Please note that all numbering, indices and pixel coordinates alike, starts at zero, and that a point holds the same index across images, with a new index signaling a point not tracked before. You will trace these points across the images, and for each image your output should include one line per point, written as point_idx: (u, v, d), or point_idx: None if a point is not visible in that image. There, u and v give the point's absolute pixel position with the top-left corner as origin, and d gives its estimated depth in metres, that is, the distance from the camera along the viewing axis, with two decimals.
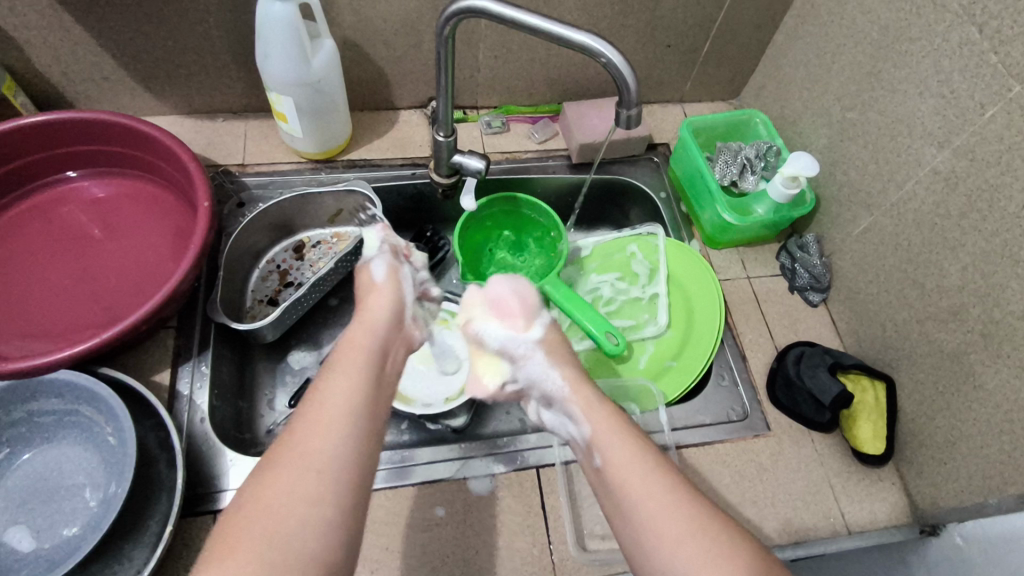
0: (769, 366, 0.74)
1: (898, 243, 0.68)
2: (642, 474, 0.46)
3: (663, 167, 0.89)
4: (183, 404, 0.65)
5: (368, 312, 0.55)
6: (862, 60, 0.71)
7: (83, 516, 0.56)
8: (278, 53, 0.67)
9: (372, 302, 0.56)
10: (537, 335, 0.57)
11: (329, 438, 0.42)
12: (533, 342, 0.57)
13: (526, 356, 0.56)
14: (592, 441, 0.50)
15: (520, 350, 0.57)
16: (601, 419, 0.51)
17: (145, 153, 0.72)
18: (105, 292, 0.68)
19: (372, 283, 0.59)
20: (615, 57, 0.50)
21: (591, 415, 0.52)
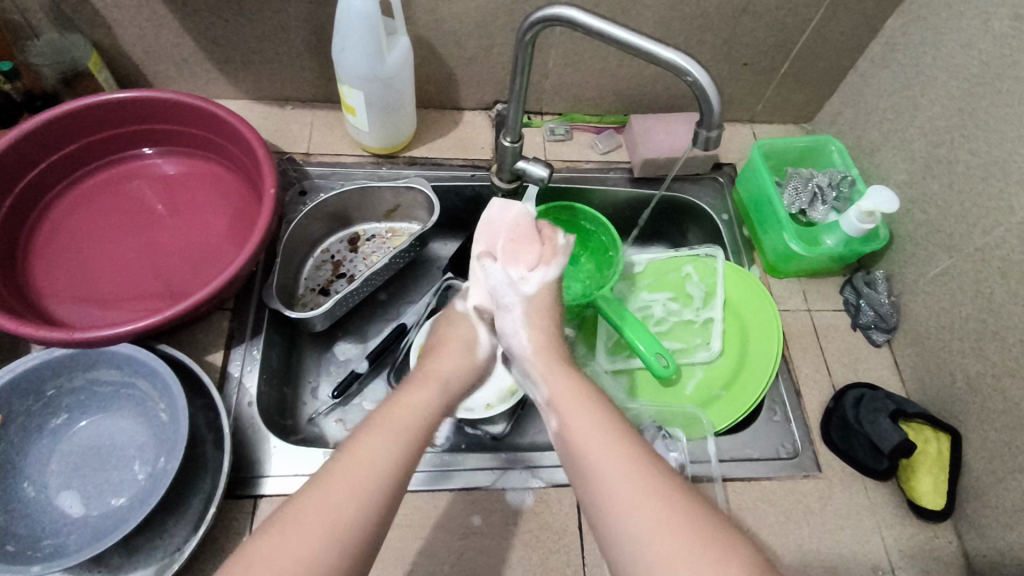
0: (825, 405, 0.71)
1: (978, 290, 0.65)
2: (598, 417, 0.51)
3: (727, 188, 0.87)
4: (232, 386, 0.66)
5: (440, 374, 0.58)
6: (956, 94, 0.67)
7: (130, 487, 0.57)
8: (355, 49, 0.67)
9: (444, 367, 0.60)
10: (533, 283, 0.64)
11: (378, 473, 0.46)
12: (520, 295, 0.64)
13: (508, 310, 0.64)
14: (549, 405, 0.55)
15: (507, 299, 0.64)
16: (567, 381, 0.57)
17: (217, 136, 0.73)
18: (167, 268, 0.70)
19: (474, 344, 0.64)
20: (703, 78, 0.49)
21: (551, 378, 0.57)
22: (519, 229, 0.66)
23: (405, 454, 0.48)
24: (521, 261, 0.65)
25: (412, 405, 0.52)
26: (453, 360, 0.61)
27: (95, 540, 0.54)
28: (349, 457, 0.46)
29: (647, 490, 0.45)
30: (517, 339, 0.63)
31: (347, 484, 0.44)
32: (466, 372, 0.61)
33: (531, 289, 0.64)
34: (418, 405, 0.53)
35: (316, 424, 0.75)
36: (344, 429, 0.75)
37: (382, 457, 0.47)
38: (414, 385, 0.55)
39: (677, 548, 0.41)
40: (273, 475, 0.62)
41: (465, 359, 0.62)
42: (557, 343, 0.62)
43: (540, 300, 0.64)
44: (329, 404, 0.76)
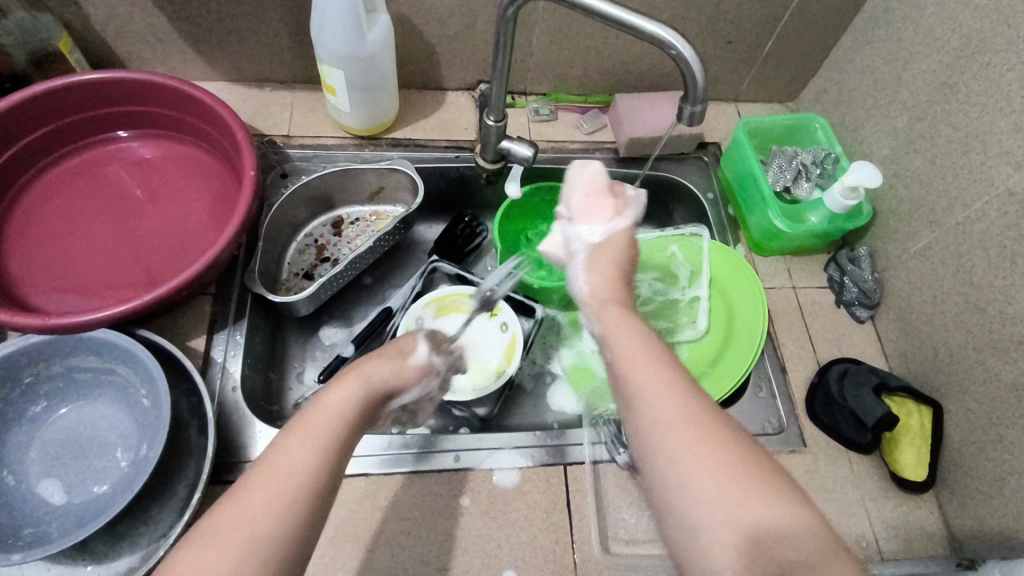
0: (809, 381, 0.72)
1: (959, 265, 0.65)
2: (631, 341, 0.46)
3: (712, 167, 0.87)
4: (216, 371, 0.65)
5: (369, 374, 0.47)
6: (938, 69, 0.67)
7: (113, 475, 0.57)
8: (334, 27, 0.66)
9: (376, 369, 0.48)
10: (596, 239, 0.56)
11: (291, 483, 0.39)
12: (588, 243, 0.56)
13: (575, 257, 0.56)
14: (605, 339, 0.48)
15: (574, 248, 0.57)
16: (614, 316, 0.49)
17: (194, 119, 0.72)
18: (146, 253, 0.68)
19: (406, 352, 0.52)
20: (686, 51, 0.49)
21: (603, 316, 0.50)
22: (584, 193, 0.59)
23: (321, 469, 0.40)
24: (597, 215, 0.57)
25: (330, 407, 0.44)
26: (387, 364, 0.49)
27: (78, 528, 0.53)
28: (272, 464, 0.39)
29: (693, 412, 0.41)
30: (577, 284, 0.54)
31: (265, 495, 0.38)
32: (397, 380, 0.49)
33: (598, 241, 0.56)
34: (341, 407, 0.44)
35: (302, 409, 0.74)
36: None
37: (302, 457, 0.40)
38: (337, 381, 0.46)
39: (715, 476, 0.38)
40: (260, 460, 0.61)
41: (396, 366, 0.50)
42: (625, 290, 0.53)
43: (603, 248, 0.55)
44: (314, 389, 0.75)
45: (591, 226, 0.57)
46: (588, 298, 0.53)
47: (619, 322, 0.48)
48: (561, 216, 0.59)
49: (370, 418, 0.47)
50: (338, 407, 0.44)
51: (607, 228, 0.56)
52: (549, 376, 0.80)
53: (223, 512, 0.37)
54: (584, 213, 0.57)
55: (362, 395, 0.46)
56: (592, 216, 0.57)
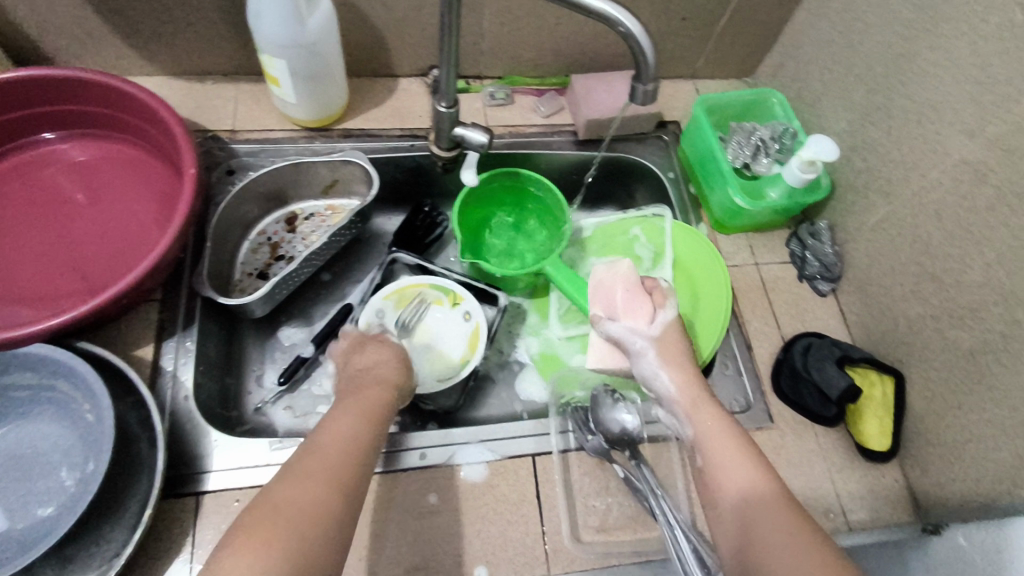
0: (774, 357, 0.72)
1: (916, 235, 0.66)
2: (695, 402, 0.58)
3: (672, 146, 0.86)
4: (166, 381, 0.62)
5: (365, 407, 0.51)
6: (891, 40, 0.67)
7: (58, 496, 0.54)
8: (272, 14, 0.63)
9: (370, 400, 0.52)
10: (652, 333, 0.62)
11: (356, 446, 0.47)
12: (648, 338, 0.62)
13: (641, 354, 0.61)
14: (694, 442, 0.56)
15: (637, 345, 0.62)
16: (704, 419, 0.56)
17: (129, 116, 0.68)
18: (85, 261, 0.65)
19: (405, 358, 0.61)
20: (635, 28, 0.47)
21: (695, 417, 0.57)
22: (615, 294, 0.65)
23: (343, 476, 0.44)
24: (639, 314, 0.63)
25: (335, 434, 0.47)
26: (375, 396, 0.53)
27: (22, 554, 0.51)
28: (334, 431, 0.48)
29: (738, 447, 0.53)
30: (659, 382, 0.60)
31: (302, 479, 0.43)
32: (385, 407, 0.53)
33: (653, 331, 0.62)
34: (343, 434, 0.47)
35: (263, 414, 0.72)
36: (293, 416, 0.72)
37: (332, 459, 0.45)
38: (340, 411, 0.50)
39: (728, 459, 0.53)
40: (216, 470, 0.59)
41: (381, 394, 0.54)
42: (701, 378, 0.60)
43: (669, 343, 0.62)
44: (275, 392, 0.73)
45: (637, 322, 0.63)
46: (677, 396, 0.59)
47: (714, 424, 0.55)
48: (600, 318, 0.65)
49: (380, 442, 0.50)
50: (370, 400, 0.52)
51: (664, 321, 0.63)
52: (516, 365, 0.79)
53: (282, 491, 0.42)
54: (629, 314, 0.63)
55: (364, 423, 0.49)
56: (614, 305, 0.65)
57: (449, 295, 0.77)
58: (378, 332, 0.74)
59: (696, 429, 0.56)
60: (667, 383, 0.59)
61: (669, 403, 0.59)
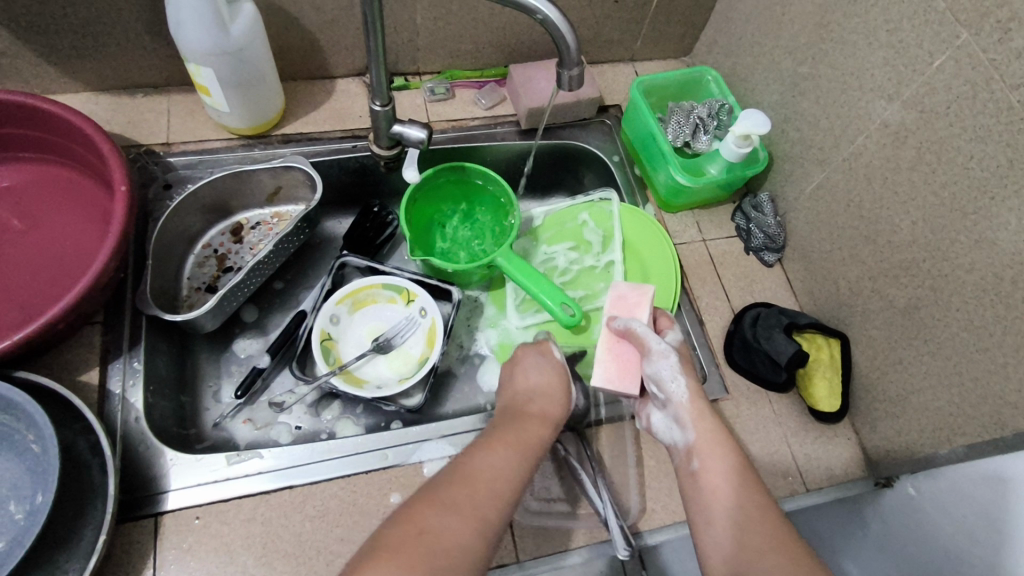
0: (726, 329, 0.74)
1: (850, 200, 0.68)
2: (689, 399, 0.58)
3: (615, 130, 0.86)
4: (115, 404, 0.61)
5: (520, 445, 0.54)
6: (812, 12, 0.69)
7: (10, 529, 0.53)
8: (193, 22, 0.61)
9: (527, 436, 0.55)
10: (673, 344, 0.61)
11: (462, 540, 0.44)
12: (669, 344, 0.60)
13: (663, 355, 0.59)
14: (693, 448, 0.56)
15: (658, 347, 0.59)
16: (705, 427, 0.56)
17: (52, 136, 0.65)
18: (20, 288, 0.62)
19: (537, 373, 0.62)
20: (552, 14, 0.48)
21: (698, 424, 0.57)
22: (636, 296, 0.64)
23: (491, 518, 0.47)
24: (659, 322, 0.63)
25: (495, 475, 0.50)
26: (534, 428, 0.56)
27: None
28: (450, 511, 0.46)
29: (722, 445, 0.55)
30: (669, 386, 0.58)
31: (436, 515, 0.45)
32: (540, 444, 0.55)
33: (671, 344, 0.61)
34: (501, 476, 0.50)
35: (222, 429, 0.71)
36: (254, 428, 0.72)
37: (481, 493, 0.48)
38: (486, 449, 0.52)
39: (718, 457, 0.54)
40: (174, 489, 0.58)
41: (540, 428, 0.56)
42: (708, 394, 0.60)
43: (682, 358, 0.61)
44: (233, 405, 0.72)
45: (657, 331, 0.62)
46: (686, 400, 0.58)
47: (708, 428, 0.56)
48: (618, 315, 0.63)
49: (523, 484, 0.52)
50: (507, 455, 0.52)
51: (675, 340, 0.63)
52: (476, 358, 0.80)
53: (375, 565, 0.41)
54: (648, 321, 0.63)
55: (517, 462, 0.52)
56: (634, 309, 0.64)
57: (402, 293, 0.79)
58: (334, 336, 0.76)
59: (698, 433, 0.56)
60: (682, 387, 0.58)
61: (677, 407, 0.58)
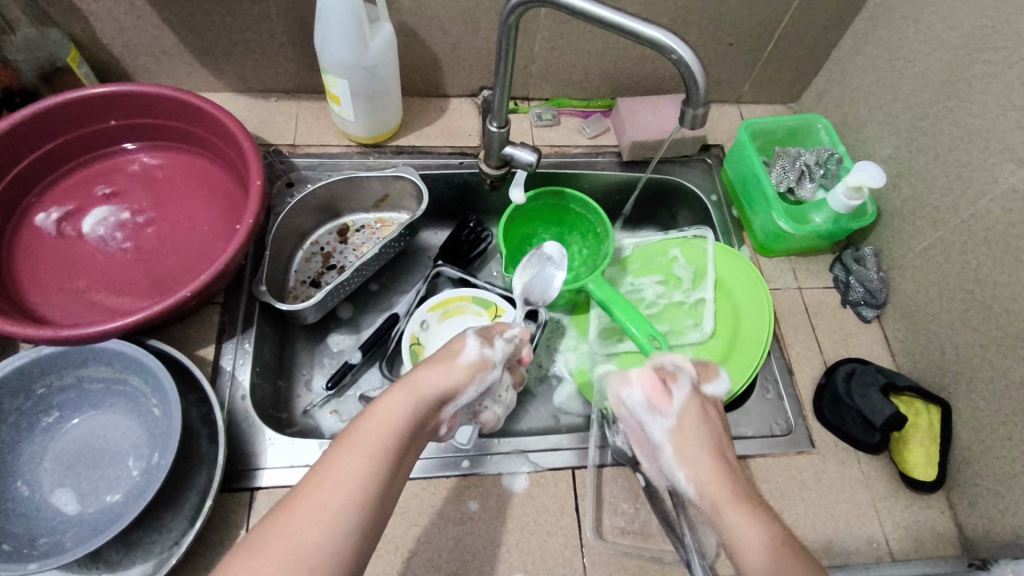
0: (817, 381, 0.72)
1: (965, 263, 0.65)
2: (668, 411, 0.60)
3: (716, 169, 0.86)
4: (225, 380, 0.65)
5: (417, 385, 0.52)
6: (939, 68, 0.68)
7: (126, 484, 0.57)
8: (338, 37, 0.66)
9: (425, 378, 0.53)
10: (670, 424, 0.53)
11: (322, 535, 0.41)
12: (668, 426, 0.53)
13: (658, 418, 0.54)
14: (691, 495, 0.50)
15: (656, 433, 0.54)
16: (701, 470, 0.50)
17: (197, 128, 0.71)
18: (155, 264, 0.68)
19: (457, 355, 0.57)
20: (686, 54, 0.49)
21: (690, 465, 0.50)
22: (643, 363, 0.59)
23: (379, 467, 0.45)
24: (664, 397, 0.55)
25: (386, 418, 0.48)
26: (441, 374, 0.54)
27: (92, 537, 0.54)
28: (309, 499, 0.42)
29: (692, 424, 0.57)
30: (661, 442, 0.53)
31: (314, 508, 0.42)
32: (447, 388, 0.54)
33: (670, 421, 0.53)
34: (393, 419, 0.48)
35: (311, 417, 0.75)
36: (339, 420, 0.75)
37: (342, 487, 0.43)
38: (385, 393, 0.50)
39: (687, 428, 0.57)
40: (269, 468, 0.61)
41: (447, 372, 0.55)
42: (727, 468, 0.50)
43: (688, 433, 0.52)
44: (323, 396, 0.76)
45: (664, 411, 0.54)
46: (672, 438, 0.53)
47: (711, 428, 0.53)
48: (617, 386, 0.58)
49: (422, 426, 0.52)
50: (383, 417, 0.48)
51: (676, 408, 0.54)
52: (555, 379, 0.81)
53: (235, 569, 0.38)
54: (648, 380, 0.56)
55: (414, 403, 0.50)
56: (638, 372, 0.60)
57: (489, 308, 0.81)
58: (423, 341, 0.78)
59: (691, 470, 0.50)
60: (663, 430, 0.53)
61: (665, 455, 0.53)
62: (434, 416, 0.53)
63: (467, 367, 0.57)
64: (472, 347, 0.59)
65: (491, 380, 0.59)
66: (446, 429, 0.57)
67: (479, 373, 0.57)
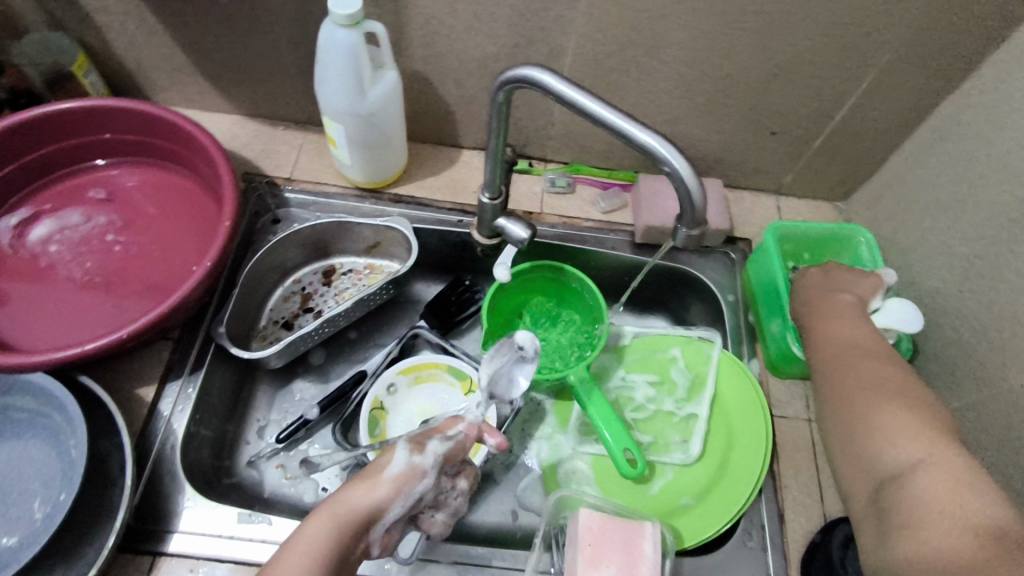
0: (810, 537, 0.61)
1: (1006, 438, 0.55)
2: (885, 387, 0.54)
3: (739, 266, 0.78)
4: (159, 426, 0.61)
5: (338, 509, 0.47)
6: (1007, 202, 0.58)
7: (24, 527, 0.54)
8: (335, 82, 0.63)
9: (348, 498, 0.48)
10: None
11: None
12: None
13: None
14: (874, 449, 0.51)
15: None
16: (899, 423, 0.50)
17: (182, 149, 0.69)
18: (115, 288, 0.65)
19: (384, 464, 0.51)
20: (682, 168, 0.43)
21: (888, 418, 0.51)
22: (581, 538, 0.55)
23: None
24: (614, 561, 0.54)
25: (302, 555, 0.44)
26: (365, 491, 0.49)
27: None
28: None
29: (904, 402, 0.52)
30: None
31: None
32: (371, 510, 0.49)
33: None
34: (312, 553, 0.45)
35: (254, 469, 0.70)
36: (283, 476, 0.70)
37: None
38: (306, 518, 0.47)
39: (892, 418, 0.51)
40: (180, 532, 0.57)
41: (371, 490, 0.49)
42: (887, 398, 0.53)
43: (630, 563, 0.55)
44: (273, 448, 0.71)
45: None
46: None
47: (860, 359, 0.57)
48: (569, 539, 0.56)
49: (349, 554, 0.47)
50: (301, 553, 0.45)
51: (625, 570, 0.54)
52: (522, 469, 0.72)
53: None
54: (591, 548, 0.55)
55: (334, 530, 0.46)
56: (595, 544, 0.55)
57: (464, 381, 0.75)
58: (386, 406, 0.73)
59: None
60: None
61: None
62: (362, 537, 0.48)
63: (394, 483, 0.50)
64: (399, 456, 0.52)
65: (424, 491, 0.51)
66: (379, 550, 0.51)
67: (405, 488, 0.50)
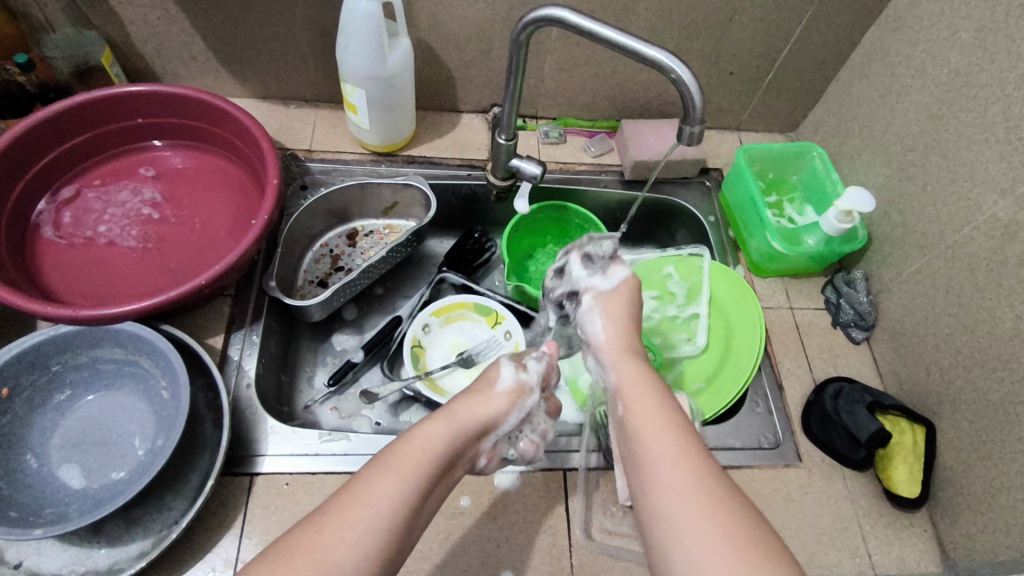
0: (805, 399, 0.73)
1: (949, 287, 0.68)
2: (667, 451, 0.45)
3: (714, 192, 0.90)
4: (232, 369, 0.67)
5: (457, 415, 0.52)
6: (928, 102, 0.71)
7: (131, 462, 0.59)
8: (358, 48, 0.70)
9: (465, 407, 0.53)
10: None
11: (364, 541, 0.41)
12: None
13: None
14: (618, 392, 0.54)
15: None
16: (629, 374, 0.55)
17: (215, 127, 0.75)
18: (170, 255, 0.71)
19: (495, 381, 0.58)
20: (684, 74, 0.53)
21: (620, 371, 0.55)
22: None
23: (411, 488, 0.45)
24: None
25: (425, 444, 0.48)
26: (480, 404, 0.54)
27: (96, 509, 0.56)
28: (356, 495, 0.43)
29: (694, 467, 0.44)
30: None
31: (343, 523, 0.41)
32: (487, 418, 0.54)
33: None
34: (431, 446, 0.48)
35: (311, 412, 0.76)
36: (339, 416, 0.76)
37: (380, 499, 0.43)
38: (428, 419, 0.51)
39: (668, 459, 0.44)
40: (270, 455, 0.63)
41: (486, 402, 0.55)
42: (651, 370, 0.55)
43: None
44: (325, 392, 0.78)
45: None
46: None
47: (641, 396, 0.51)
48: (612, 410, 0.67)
49: (461, 455, 0.51)
50: (421, 445, 0.48)
51: None
52: None
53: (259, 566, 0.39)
54: None
55: (452, 430, 0.50)
56: None
57: (490, 315, 0.84)
58: (424, 344, 0.81)
59: None
60: None
61: None
62: (473, 447, 0.53)
63: (506, 395, 0.57)
64: (508, 373, 0.59)
65: (533, 406, 0.60)
66: (486, 460, 0.57)
67: (519, 400, 0.58)
